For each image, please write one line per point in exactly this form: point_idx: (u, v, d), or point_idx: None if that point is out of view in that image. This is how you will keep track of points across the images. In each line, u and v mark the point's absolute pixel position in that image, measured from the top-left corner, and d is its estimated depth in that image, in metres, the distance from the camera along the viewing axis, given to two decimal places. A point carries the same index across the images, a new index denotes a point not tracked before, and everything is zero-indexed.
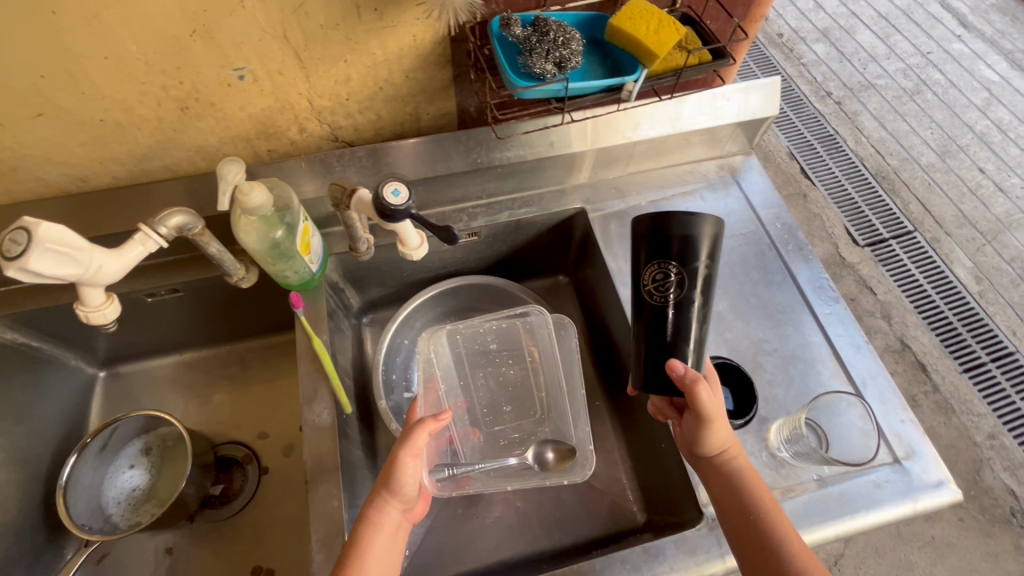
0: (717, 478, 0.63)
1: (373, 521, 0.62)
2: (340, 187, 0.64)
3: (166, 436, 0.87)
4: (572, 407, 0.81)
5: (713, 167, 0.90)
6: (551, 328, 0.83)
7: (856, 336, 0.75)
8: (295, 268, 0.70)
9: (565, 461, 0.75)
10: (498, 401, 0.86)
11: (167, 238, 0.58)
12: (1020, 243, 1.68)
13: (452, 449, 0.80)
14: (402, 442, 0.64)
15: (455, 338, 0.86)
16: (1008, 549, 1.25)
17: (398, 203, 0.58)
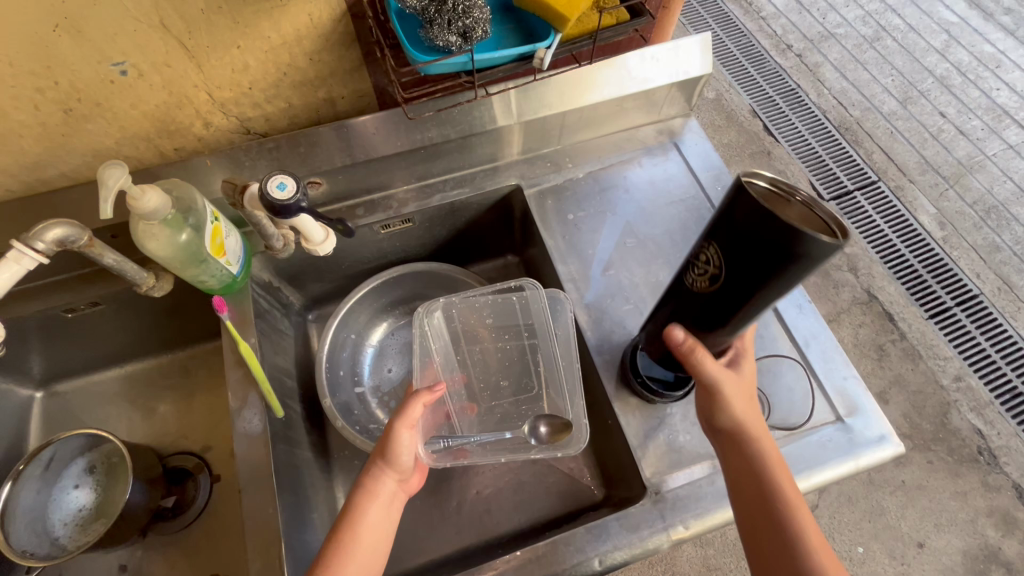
0: (739, 457, 0.59)
1: (369, 489, 0.63)
2: (233, 185, 0.63)
3: (111, 452, 0.83)
4: (567, 382, 0.73)
5: (652, 132, 0.87)
6: (546, 304, 0.74)
7: (798, 296, 0.74)
8: (211, 272, 0.66)
9: (559, 436, 0.69)
10: (494, 375, 0.81)
11: (46, 254, 0.55)
12: (982, 186, 1.68)
13: (450, 424, 0.75)
14: (398, 413, 0.64)
15: (451, 314, 0.79)
16: (975, 487, 1.29)
17: (284, 197, 0.58)
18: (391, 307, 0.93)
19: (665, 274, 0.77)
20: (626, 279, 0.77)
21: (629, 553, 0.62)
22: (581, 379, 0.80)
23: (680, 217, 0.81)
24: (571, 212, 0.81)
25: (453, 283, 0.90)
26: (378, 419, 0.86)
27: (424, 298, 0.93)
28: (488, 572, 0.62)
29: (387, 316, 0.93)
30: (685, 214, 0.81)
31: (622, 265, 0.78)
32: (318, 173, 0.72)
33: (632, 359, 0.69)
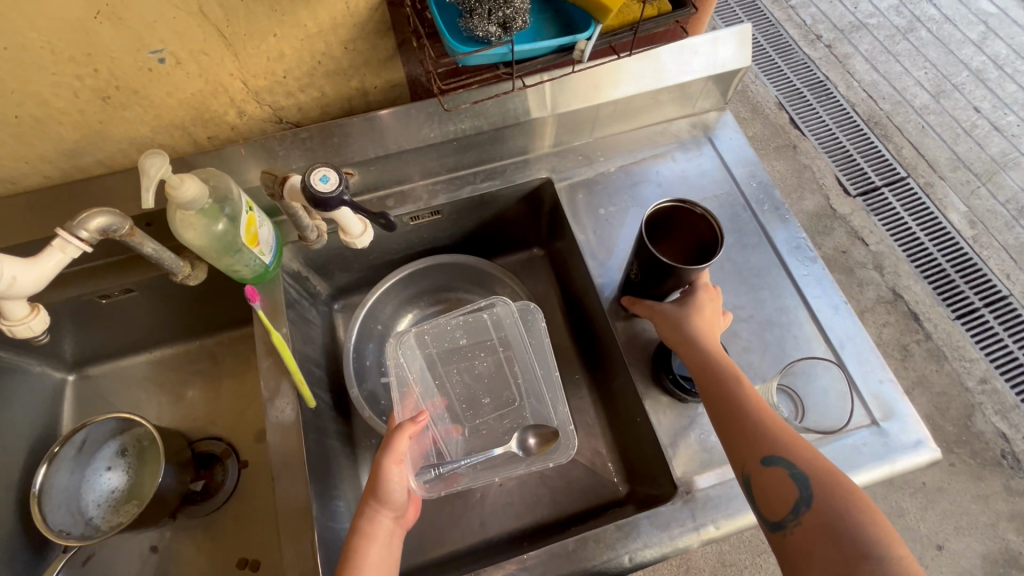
0: (684, 344, 0.64)
1: (365, 531, 0.63)
2: (272, 176, 0.63)
3: (142, 435, 0.86)
4: (550, 391, 0.77)
5: (685, 126, 0.85)
6: (518, 316, 0.78)
7: (834, 297, 0.73)
8: (245, 262, 0.67)
9: (549, 443, 0.72)
10: (474, 392, 0.83)
11: (89, 242, 0.56)
12: (1015, 183, 1.63)
13: (437, 449, 0.76)
14: (383, 448, 0.65)
15: (425, 340, 0.81)
16: (997, 491, 1.27)
17: (327, 189, 0.57)
18: (417, 297, 0.93)
19: None
20: None
21: (659, 551, 0.62)
22: (608, 375, 0.80)
23: (714, 213, 0.79)
24: (602, 207, 0.80)
25: (483, 276, 0.91)
26: None
27: (455, 290, 0.94)
28: (516, 564, 0.62)
29: (413, 306, 0.93)
30: (719, 210, 0.79)
31: None
32: (351, 164, 0.72)
33: (667, 359, 0.69)
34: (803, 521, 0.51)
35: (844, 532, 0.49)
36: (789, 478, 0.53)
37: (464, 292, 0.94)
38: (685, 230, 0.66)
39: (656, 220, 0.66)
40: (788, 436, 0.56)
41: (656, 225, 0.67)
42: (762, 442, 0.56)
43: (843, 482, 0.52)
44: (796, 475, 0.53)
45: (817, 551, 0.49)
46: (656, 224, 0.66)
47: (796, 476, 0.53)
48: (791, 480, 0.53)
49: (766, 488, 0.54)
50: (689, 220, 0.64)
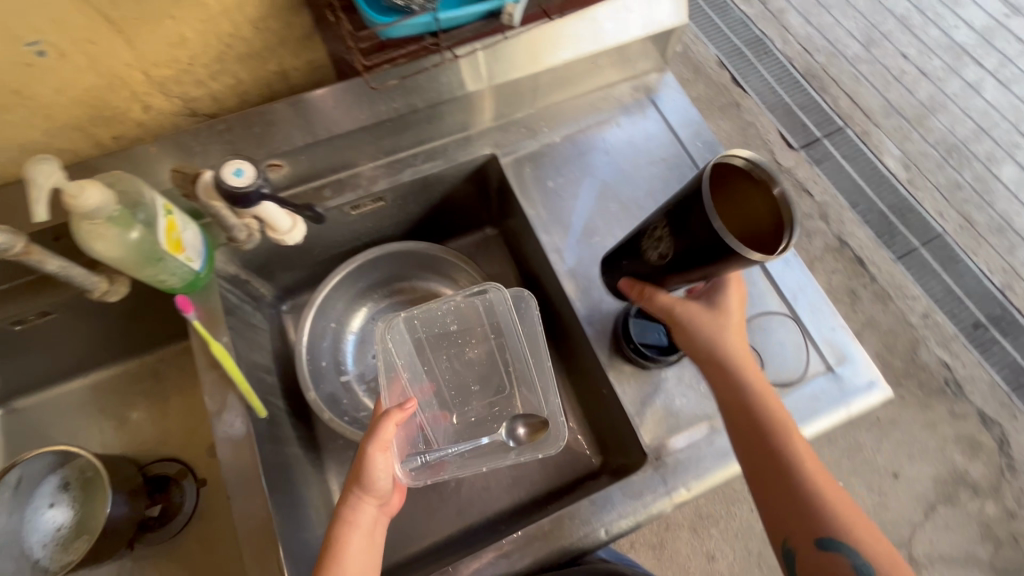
0: (731, 402, 0.61)
1: (348, 518, 0.61)
2: (183, 174, 0.58)
3: (85, 466, 0.79)
4: (541, 381, 0.73)
5: (627, 89, 0.83)
6: (511, 304, 0.73)
7: (784, 250, 0.73)
8: (169, 270, 0.61)
9: (540, 432, 0.69)
10: (463, 379, 0.81)
11: None
12: (944, 126, 1.70)
13: (424, 436, 0.73)
14: (368, 436, 0.61)
15: (414, 325, 0.77)
16: (943, 417, 1.36)
17: (241, 183, 0.53)
18: (370, 289, 0.89)
19: None
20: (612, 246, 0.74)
21: (633, 519, 0.62)
22: (571, 350, 0.79)
23: (662, 176, 0.78)
24: (550, 179, 0.78)
25: (435, 261, 0.88)
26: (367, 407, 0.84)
27: (406, 278, 0.91)
28: (494, 551, 0.61)
29: (366, 299, 0.90)
30: (667, 173, 0.78)
31: (607, 231, 0.75)
32: (278, 154, 0.66)
33: (625, 326, 0.68)
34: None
35: None
36: (846, 564, 0.54)
37: (421, 279, 0.91)
38: (741, 207, 0.53)
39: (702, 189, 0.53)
40: (845, 512, 0.56)
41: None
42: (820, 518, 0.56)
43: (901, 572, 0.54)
44: (858, 565, 0.54)
45: None
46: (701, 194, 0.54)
47: (857, 565, 0.54)
48: (854, 569, 0.54)
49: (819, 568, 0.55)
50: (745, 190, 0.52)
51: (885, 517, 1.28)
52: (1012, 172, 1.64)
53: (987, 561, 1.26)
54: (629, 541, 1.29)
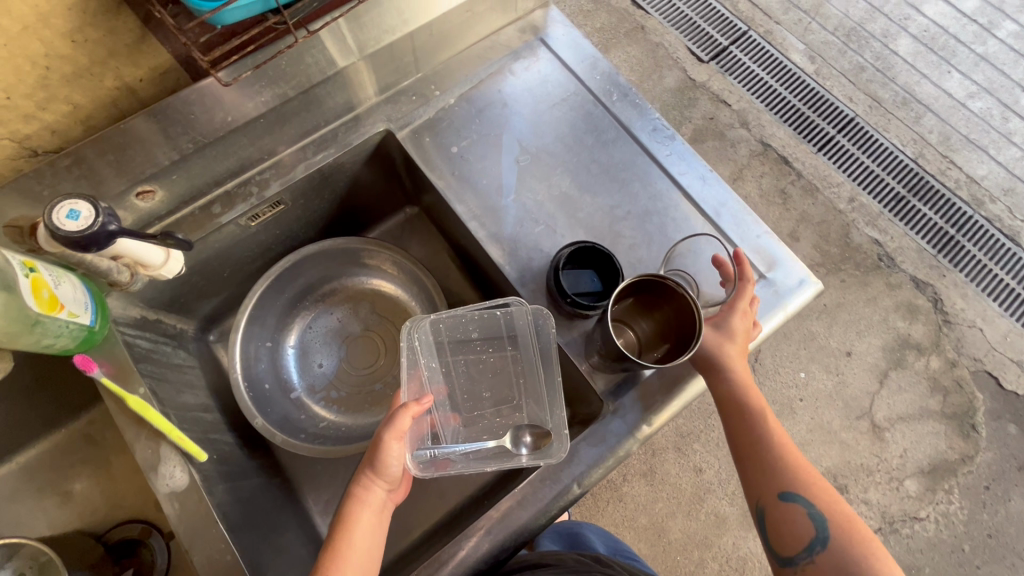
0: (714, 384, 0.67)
1: (358, 497, 0.61)
2: (19, 228, 0.56)
3: (35, 554, 0.69)
4: (549, 392, 0.66)
5: (514, 33, 0.79)
6: (531, 322, 0.65)
7: (700, 168, 0.73)
8: (53, 333, 0.55)
9: (544, 441, 0.64)
10: (477, 386, 0.73)
11: None
12: (840, 10, 1.71)
13: (435, 433, 0.69)
14: (385, 423, 0.60)
15: (438, 329, 0.70)
16: (882, 291, 1.45)
17: (79, 227, 0.48)
18: (299, 299, 0.84)
19: (567, 182, 0.72)
20: (531, 201, 0.71)
21: (604, 467, 0.62)
22: None
23: (567, 118, 0.75)
24: (453, 143, 0.73)
25: (358, 255, 0.83)
26: (324, 419, 0.82)
27: (333, 279, 0.86)
28: (476, 532, 0.61)
29: (298, 310, 0.85)
30: (571, 114, 0.75)
31: (523, 186, 0.72)
32: (145, 179, 0.61)
33: (557, 281, 0.64)
34: (816, 559, 0.56)
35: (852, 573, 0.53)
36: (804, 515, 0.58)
37: (351, 278, 0.86)
38: (675, 309, 0.59)
39: (634, 292, 0.60)
40: (812, 482, 0.60)
41: (633, 295, 0.61)
42: (781, 483, 0.60)
43: (858, 528, 0.56)
44: (813, 515, 0.58)
45: None
46: (636, 296, 0.61)
47: (813, 515, 0.58)
48: (809, 518, 0.58)
49: (781, 522, 0.59)
50: (672, 296, 0.58)
51: (846, 393, 1.37)
52: (907, 45, 1.67)
53: (939, 411, 1.37)
54: (623, 473, 1.36)
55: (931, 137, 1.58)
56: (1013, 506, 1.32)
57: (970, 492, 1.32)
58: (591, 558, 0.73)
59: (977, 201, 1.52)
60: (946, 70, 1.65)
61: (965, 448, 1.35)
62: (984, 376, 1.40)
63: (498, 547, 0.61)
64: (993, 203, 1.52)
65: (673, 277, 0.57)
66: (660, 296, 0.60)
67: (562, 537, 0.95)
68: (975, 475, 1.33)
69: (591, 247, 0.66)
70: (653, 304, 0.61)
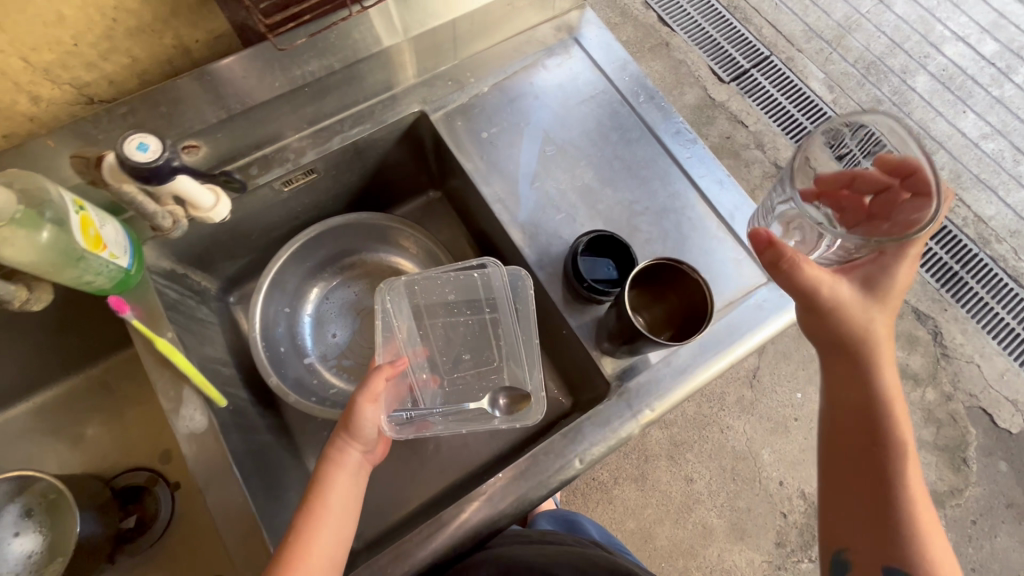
0: (858, 392, 0.58)
1: (332, 460, 0.61)
2: (84, 159, 0.54)
3: (45, 490, 0.75)
4: (528, 353, 0.71)
5: (549, 31, 0.82)
6: (507, 282, 0.69)
7: (718, 172, 0.75)
8: (94, 270, 0.58)
9: (522, 404, 0.69)
10: (456, 349, 0.77)
11: None
12: (861, 44, 1.75)
13: (413, 397, 0.72)
14: (360, 386, 0.62)
15: (413, 291, 0.75)
16: None
17: (147, 158, 0.51)
18: (320, 268, 0.87)
19: (590, 175, 0.75)
20: (554, 189, 0.74)
21: (605, 446, 0.64)
22: None
23: (594, 114, 0.78)
24: (484, 129, 0.76)
25: (381, 230, 0.86)
26: (335, 386, 0.84)
27: (353, 251, 0.88)
28: (479, 498, 0.63)
29: (317, 278, 0.88)
30: (598, 110, 0.78)
31: (547, 175, 0.75)
32: (192, 134, 0.64)
33: (574, 266, 0.67)
34: None
35: None
36: None
37: (373, 252, 0.89)
38: (681, 295, 0.63)
39: (644, 278, 0.63)
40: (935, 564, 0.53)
41: (645, 281, 0.63)
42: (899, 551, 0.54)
43: None
44: None
45: None
46: (645, 283, 0.64)
47: None
48: None
49: None
50: (681, 282, 0.62)
51: None
52: (925, 82, 1.71)
53: (932, 442, 1.39)
54: (614, 476, 1.38)
55: (942, 173, 1.61)
56: (999, 543, 1.33)
57: (956, 525, 1.34)
58: (590, 541, 0.77)
59: (983, 240, 1.55)
60: (961, 109, 1.68)
61: (955, 481, 1.36)
62: (978, 412, 1.42)
63: (499, 516, 0.63)
64: (998, 242, 1.55)
65: (688, 264, 0.60)
66: (672, 281, 0.63)
67: (559, 521, 0.98)
68: (963, 508, 1.35)
69: (602, 236, 0.69)
70: (662, 291, 0.64)
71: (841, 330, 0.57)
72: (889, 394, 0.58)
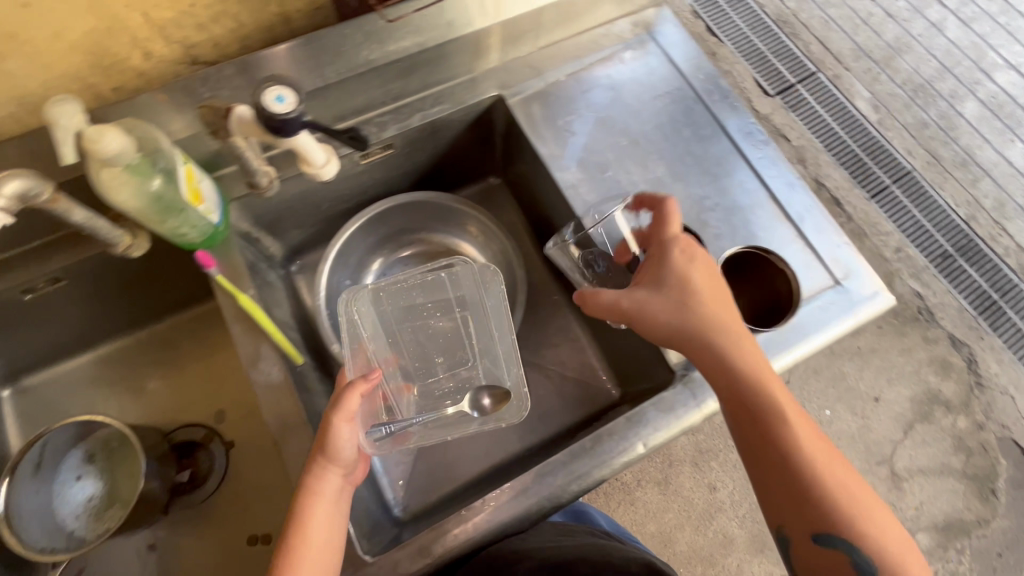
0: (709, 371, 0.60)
1: (311, 489, 0.57)
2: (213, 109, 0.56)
3: (107, 438, 0.79)
4: (504, 349, 0.75)
5: (627, 26, 0.83)
6: (477, 276, 0.76)
7: (789, 175, 0.76)
8: (190, 222, 0.60)
9: (502, 403, 0.71)
10: (426, 352, 0.81)
11: (7, 212, 0.46)
12: (910, 66, 1.74)
13: (389, 406, 0.72)
14: (334, 405, 0.58)
15: (379, 298, 0.78)
16: (918, 342, 1.46)
17: (283, 109, 0.51)
18: (382, 244, 0.89)
19: (661, 169, 0.76)
20: (625, 180, 0.75)
21: (668, 433, 0.65)
22: None
23: (667, 110, 0.79)
24: (559, 117, 0.78)
25: (446, 211, 0.88)
26: None
27: (416, 230, 0.90)
28: (541, 474, 0.64)
29: (379, 252, 0.90)
30: (672, 106, 0.79)
31: (620, 166, 0.76)
32: None
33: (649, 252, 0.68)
34: None
35: None
36: (845, 559, 0.54)
37: (439, 233, 0.91)
38: None
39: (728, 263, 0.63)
40: (846, 504, 0.55)
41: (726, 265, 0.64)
42: (818, 511, 0.55)
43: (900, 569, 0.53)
44: (852, 557, 0.54)
45: None
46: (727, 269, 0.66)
47: (856, 560, 0.54)
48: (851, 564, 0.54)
49: (812, 559, 0.56)
50: None
51: (869, 437, 1.38)
52: (974, 109, 1.70)
53: (961, 470, 1.37)
54: (637, 478, 1.38)
55: (986, 201, 1.59)
56: None
57: (981, 555, 1.32)
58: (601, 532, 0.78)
59: None
60: (1009, 138, 1.67)
61: (982, 511, 1.35)
62: (1010, 444, 1.40)
63: (559, 493, 0.64)
64: None
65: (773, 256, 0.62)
66: None
67: (567, 512, 0.93)
68: (989, 539, 1.33)
69: None
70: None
71: (662, 328, 0.61)
72: (740, 353, 0.59)
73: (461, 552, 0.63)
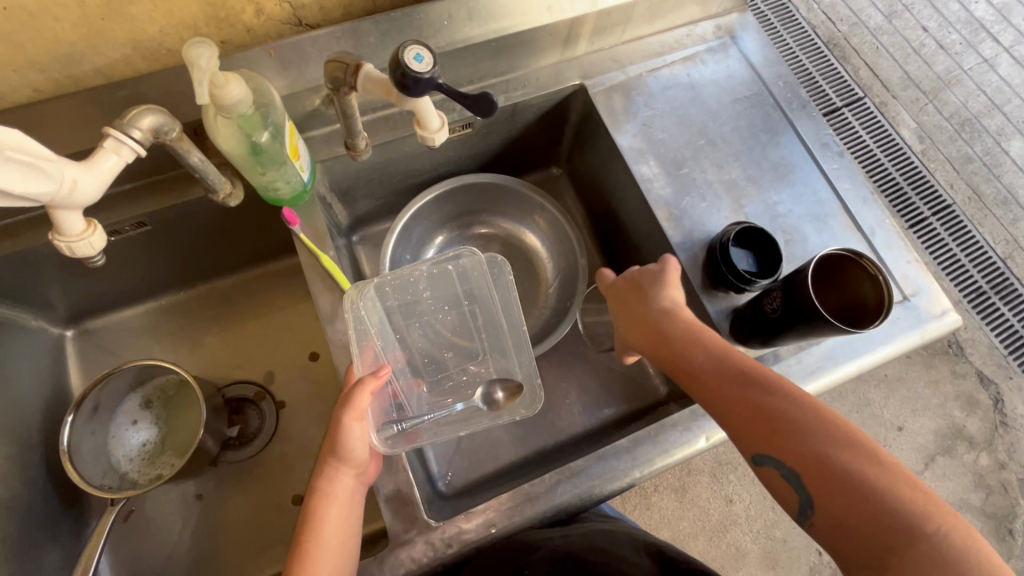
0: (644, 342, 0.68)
1: (324, 490, 0.58)
2: (341, 64, 0.56)
3: (165, 385, 0.81)
4: (515, 344, 0.73)
5: (709, 28, 0.84)
6: (486, 270, 0.74)
7: (862, 188, 0.77)
8: (285, 177, 0.61)
9: (514, 398, 0.69)
10: (436, 348, 0.79)
11: (143, 143, 0.50)
12: (958, 98, 1.73)
13: (398, 403, 0.70)
14: (343, 404, 0.58)
15: (386, 292, 0.74)
16: (946, 375, 1.45)
17: (420, 68, 0.50)
18: (448, 222, 0.90)
19: (737, 170, 0.77)
20: (700, 178, 0.76)
21: None
22: None
23: (745, 113, 0.80)
24: (638, 111, 0.78)
25: (517, 197, 0.88)
26: None
27: (482, 213, 0.91)
28: (602, 457, 0.65)
29: (443, 230, 0.91)
30: (749, 110, 0.80)
31: (696, 164, 0.76)
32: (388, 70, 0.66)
33: (726, 249, 0.68)
34: (812, 522, 0.52)
35: (850, 527, 0.49)
36: (779, 474, 0.54)
37: (506, 217, 0.91)
38: (844, 282, 0.63)
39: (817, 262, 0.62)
40: (770, 419, 0.55)
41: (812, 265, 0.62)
42: (740, 433, 0.57)
43: (845, 479, 0.50)
44: (786, 473, 0.53)
45: (844, 546, 0.49)
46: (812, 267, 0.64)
47: (787, 473, 0.53)
48: (785, 478, 0.53)
49: (766, 481, 0.56)
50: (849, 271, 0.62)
51: None
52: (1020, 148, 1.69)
53: (979, 507, 1.37)
54: (654, 483, 1.38)
55: None
56: None
57: None
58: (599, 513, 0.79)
59: None
60: None
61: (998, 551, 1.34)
62: None
63: (619, 478, 0.64)
64: None
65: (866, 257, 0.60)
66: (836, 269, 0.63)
67: None
68: None
69: (750, 228, 0.70)
70: (822, 286, 0.65)
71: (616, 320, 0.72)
72: (658, 316, 0.66)
73: (520, 527, 0.63)
